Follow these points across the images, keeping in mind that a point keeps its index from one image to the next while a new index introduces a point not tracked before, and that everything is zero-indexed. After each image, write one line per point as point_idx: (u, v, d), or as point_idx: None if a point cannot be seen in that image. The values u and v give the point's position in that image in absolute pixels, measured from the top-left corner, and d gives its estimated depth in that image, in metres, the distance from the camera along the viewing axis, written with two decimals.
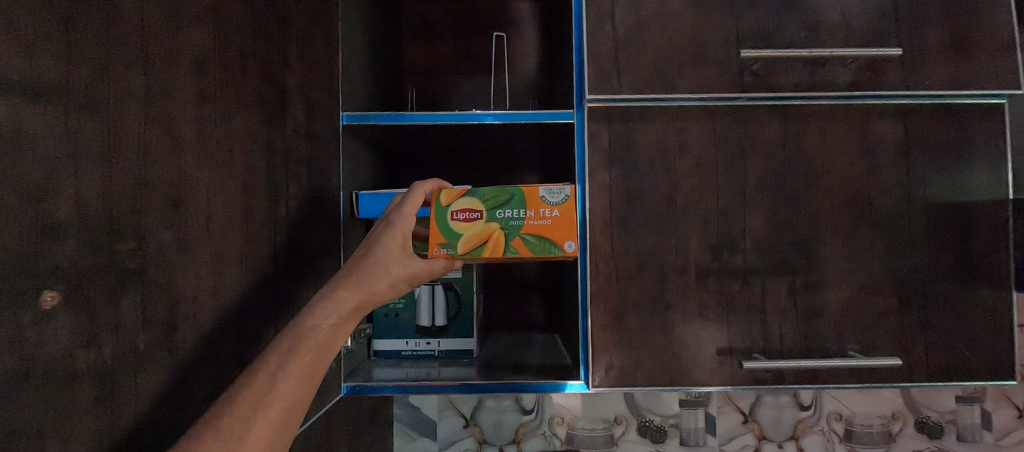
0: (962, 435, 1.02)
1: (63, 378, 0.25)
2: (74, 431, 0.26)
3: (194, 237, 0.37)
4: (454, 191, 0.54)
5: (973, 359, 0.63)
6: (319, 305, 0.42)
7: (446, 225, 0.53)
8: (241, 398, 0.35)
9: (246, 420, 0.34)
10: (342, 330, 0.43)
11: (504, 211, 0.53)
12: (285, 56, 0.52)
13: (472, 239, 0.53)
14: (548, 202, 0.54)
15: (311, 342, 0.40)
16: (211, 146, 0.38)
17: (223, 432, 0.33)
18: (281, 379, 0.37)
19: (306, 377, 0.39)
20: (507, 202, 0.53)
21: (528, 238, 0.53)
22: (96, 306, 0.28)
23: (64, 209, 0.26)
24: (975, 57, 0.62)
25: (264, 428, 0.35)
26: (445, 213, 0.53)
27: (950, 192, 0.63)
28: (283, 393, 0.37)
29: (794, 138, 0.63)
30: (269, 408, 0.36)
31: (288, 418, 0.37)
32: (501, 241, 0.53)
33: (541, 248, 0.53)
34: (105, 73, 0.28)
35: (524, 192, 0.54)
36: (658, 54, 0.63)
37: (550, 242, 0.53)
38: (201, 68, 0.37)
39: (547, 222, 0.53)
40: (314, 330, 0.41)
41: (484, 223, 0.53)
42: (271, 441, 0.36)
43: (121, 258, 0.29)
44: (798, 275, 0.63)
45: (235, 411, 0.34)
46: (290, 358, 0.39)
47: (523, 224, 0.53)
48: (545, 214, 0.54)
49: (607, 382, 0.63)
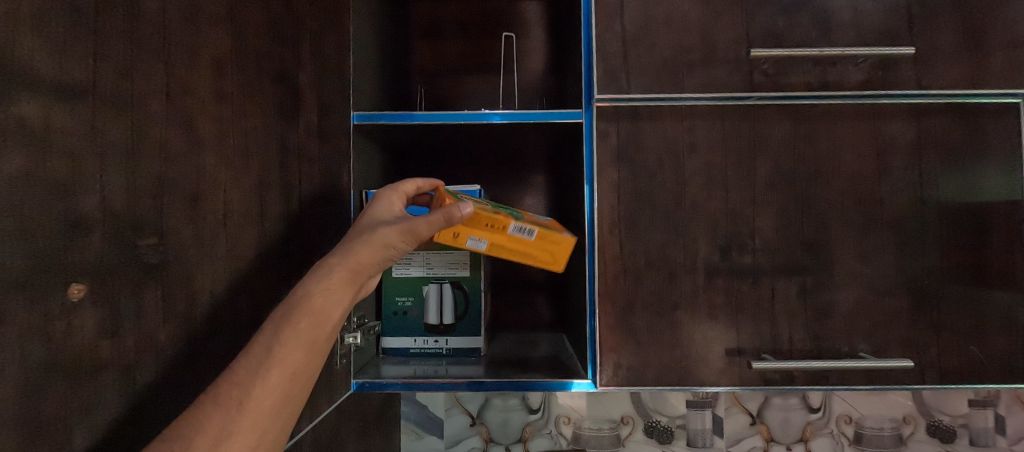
0: (975, 439, 1.00)
1: (88, 367, 0.26)
2: (98, 421, 0.27)
3: (212, 233, 0.37)
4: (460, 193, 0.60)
5: (987, 361, 0.62)
6: (313, 272, 0.41)
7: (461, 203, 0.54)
8: (239, 365, 0.35)
9: (245, 387, 0.34)
10: (339, 295, 0.41)
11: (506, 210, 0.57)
12: (299, 56, 0.53)
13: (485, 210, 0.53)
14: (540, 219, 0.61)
15: (307, 308, 0.39)
16: (228, 144, 0.39)
17: (223, 397, 0.33)
18: (277, 346, 0.36)
19: (305, 343, 0.38)
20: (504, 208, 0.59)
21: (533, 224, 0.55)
22: (120, 299, 0.28)
23: (91, 204, 0.26)
24: (989, 56, 0.62)
25: (263, 393, 0.34)
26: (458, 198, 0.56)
27: (964, 193, 0.62)
28: (281, 359, 0.36)
29: (804, 138, 0.63)
30: (267, 372, 0.35)
31: (289, 386, 0.36)
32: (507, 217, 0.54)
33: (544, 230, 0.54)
34: (129, 73, 0.29)
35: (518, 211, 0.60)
36: (668, 54, 0.63)
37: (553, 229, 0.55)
38: (219, 67, 0.38)
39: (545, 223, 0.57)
40: (308, 295, 0.39)
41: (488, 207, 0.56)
42: (273, 409, 0.35)
43: (144, 253, 0.30)
44: (808, 276, 0.63)
45: (233, 378, 0.34)
46: (286, 326, 0.37)
47: (523, 217, 0.57)
48: (537, 221, 0.58)
49: (615, 382, 0.63)
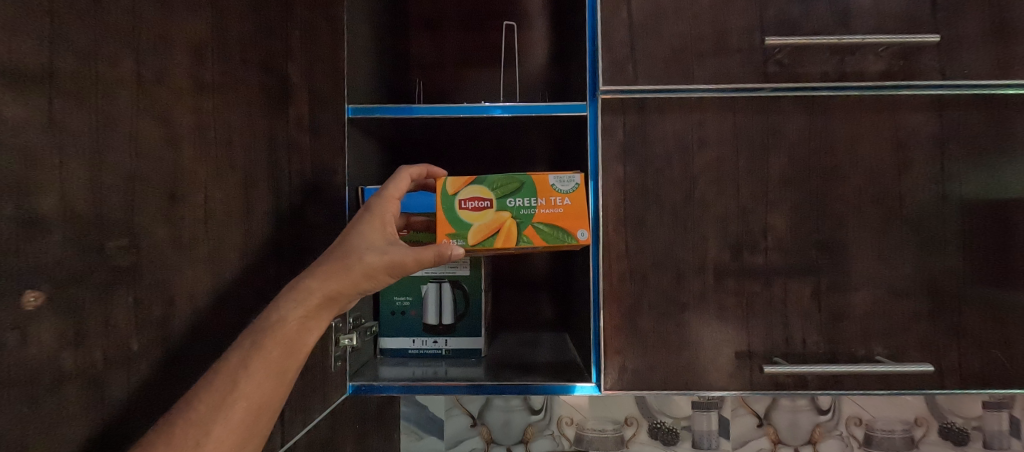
0: (989, 442, 0.98)
1: (47, 382, 0.24)
2: (59, 440, 0.24)
3: (191, 233, 0.35)
4: (461, 180, 0.56)
5: (1010, 365, 0.59)
6: (286, 298, 0.41)
7: (453, 214, 0.55)
8: (199, 401, 0.32)
9: (206, 425, 0.32)
10: (312, 324, 0.42)
11: (514, 200, 0.56)
12: (289, 44, 0.50)
13: (482, 229, 0.55)
14: (559, 190, 0.56)
15: (278, 337, 0.39)
16: (210, 138, 0.37)
17: (179, 438, 0.30)
18: (245, 378, 0.35)
19: (272, 374, 0.38)
20: (517, 191, 0.56)
21: (540, 227, 0.55)
22: (84, 305, 0.26)
23: (48, 203, 0.24)
24: (1016, 44, 0.58)
25: (226, 431, 0.33)
26: (452, 201, 0.56)
27: (989, 189, 0.59)
28: (248, 392, 0.35)
29: (820, 131, 0.60)
30: (231, 408, 0.34)
31: (254, 419, 0.36)
32: (512, 230, 0.55)
33: (553, 235, 0.55)
34: (93, 59, 0.26)
35: (534, 181, 0.56)
36: (677, 43, 0.60)
37: (562, 230, 0.55)
38: (198, 55, 0.35)
39: (559, 210, 0.56)
40: (281, 323, 0.39)
41: (494, 211, 0.55)
42: (235, 445, 0.34)
43: (112, 256, 0.28)
44: (823, 276, 0.60)
45: (191, 415, 0.31)
46: (255, 356, 0.37)
47: (535, 212, 0.55)
48: (557, 202, 0.56)
49: (620, 386, 0.60)
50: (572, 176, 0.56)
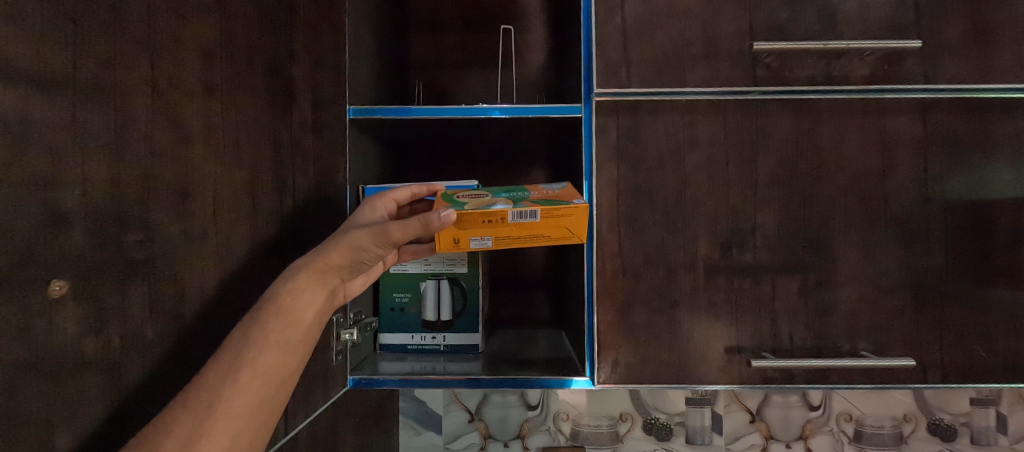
0: (976, 438, 1.00)
1: (70, 366, 0.26)
2: (80, 421, 0.26)
3: (201, 227, 0.37)
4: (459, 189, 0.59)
5: (990, 360, 0.61)
6: (281, 276, 0.42)
7: (452, 200, 0.55)
8: (208, 368, 0.34)
9: (216, 387, 0.33)
10: (310, 298, 0.42)
11: (509, 193, 0.56)
12: (292, 47, 0.52)
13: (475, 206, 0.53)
14: (549, 190, 0.57)
15: (275, 309, 0.39)
16: (218, 138, 0.39)
17: (193, 399, 0.32)
18: (247, 347, 0.36)
19: (275, 344, 0.38)
20: (510, 189, 0.57)
21: (534, 201, 0.53)
22: (103, 296, 0.28)
23: (71, 198, 0.26)
24: (997, 50, 0.60)
25: (235, 394, 0.34)
26: (450, 195, 0.56)
27: (970, 189, 0.61)
28: (252, 360, 0.36)
29: (807, 133, 0.62)
30: (237, 374, 0.35)
31: (262, 388, 0.36)
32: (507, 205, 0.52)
33: (548, 203, 0.51)
34: (111, 62, 0.28)
35: (527, 188, 0.58)
36: (669, 47, 0.62)
37: (560, 200, 0.52)
38: (207, 58, 0.37)
39: (550, 195, 0.55)
40: (279, 297, 0.40)
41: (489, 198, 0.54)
42: (246, 411, 0.34)
43: (129, 249, 0.29)
44: (809, 274, 0.62)
45: (202, 381, 0.33)
46: (255, 327, 0.37)
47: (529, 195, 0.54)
48: (547, 192, 0.56)
49: (613, 379, 0.62)
50: (561, 180, 0.58)
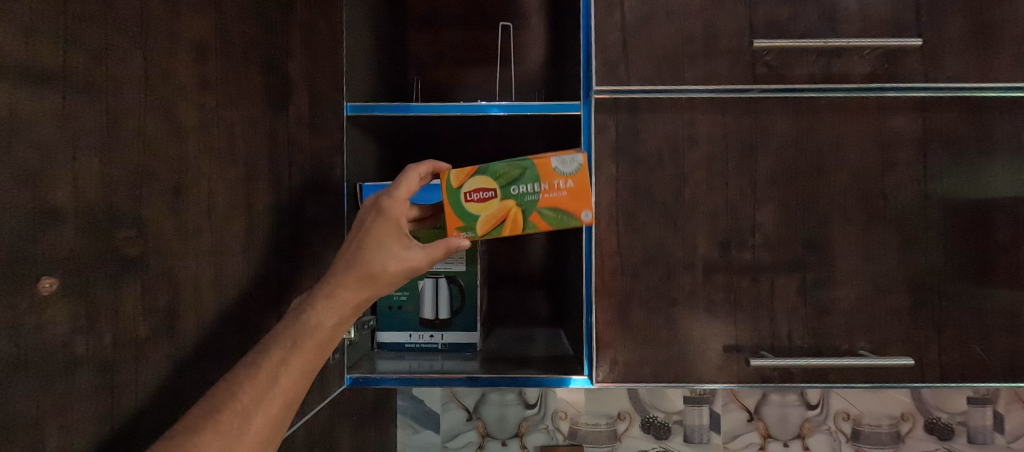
0: (972, 436, 1.00)
1: (62, 364, 0.25)
2: (72, 421, 0.26)
3: (196, 225, 0.36)
4: (463, 172, 0.55)
5: (988, 359, 0.61)
6: (323, 301, 0.41)
7: (461, 207, 0.55)
8: (243, 392, 0.34)
9: (247, 416, 0.34)
10: (344, 329, 0.43)
11: (517, 187, 0.54)
12: (288, 43, 0.51)
13: (489, 218, 0.55)
14: (562, 173, 0.54)
15: (314, 339, 0.40)
16: (213, 135, 0.38)
17: (224, 425, 0.33)
18: (283, 376, 0.37)
19: (304, 372, 0.39)
20: (519, 177, 0.54)
21: (545, 212, 0.54)
22: (96, 293, 0.27)
23: (62, 194, 0.25)
24: (997, 48, 0.60)
25: (263, 425, 0.35)
26: (458, 195, 0.55)
27: (969, 189, 0.61)
28: (283, 389, 0.37)
29: (806, 132, 0.62)
30: (268, 403, 0.35)
31: (285, 413, 0.37)
32: (518, 218, 0.54)
33: (557, 220, 0.54)
34: (103, 57, 0.28)
35: (536, 165, 0.54)
36: (668, 44, 0.61)
37: (568, 213, 0.55)
38: (202, 53, 0.37)
39: (562, 194, 0.54)
40: (318, 328, 0.40)
41: (499, 201, 0.54)
42: (268, 438, 0.36)
43: (122, 247, 0.29)
44: (808, 273, 0.62)
45: (236, 405, 0.34)
46: (293, 356, 0.38)
47: (538, 198, 0.54)
48: (560, 185, 0.55)
49: (611, 378, 0.62)
50: (575, 156, 0.54)
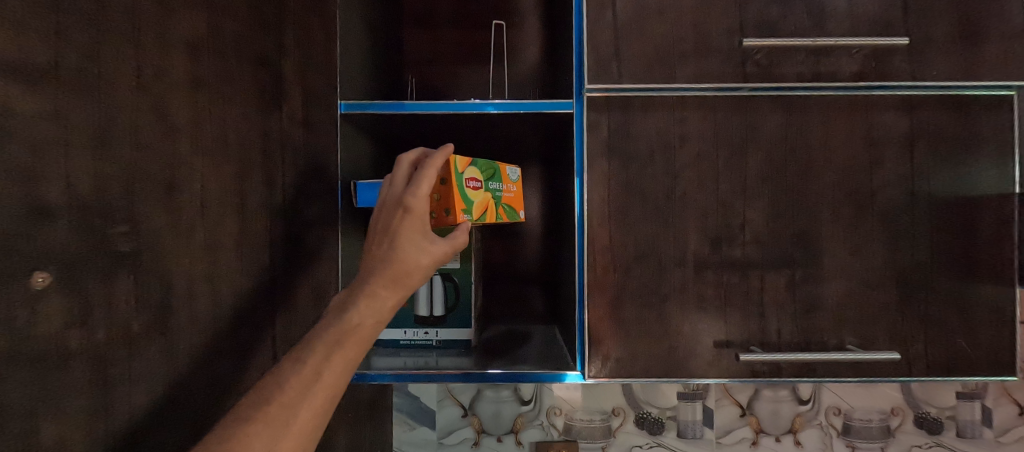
0: (961, 430, 1.01)
1: (55, 357, 0.26)
2: (66, 414, 0.26)
3: (188, 221, 0.37)
4: (462, 159, 0.55)
5: (973, 354, 0.62)
6: (363, 299, 0.42)
7: (463, 192, 0.54)
8: (288, 385, 0.35)
9: (293, 408, 0.34)
10: (382, 325, 0.43)
11: (492, 183, 0.59)
12: (281, 41, 0.52)
13: (478, 207, 0.56)
14: (509, 178, 0.63)
15: (355, 336, 0.40)
16: (206, 132, 0.39)
17: (272, 416, 0.33)
18: (326, 370, 0.37)
19: (347, 368, 0.39)
20: (492, 176, 0.59)
21: (504, 208, 0.61)
22: (88, 287, 0.28)
23: (55, 191, 0.25)
24: (983, 48, 0.61)
25: (309, 416, 0.35)
26: (462, 179, 0.54)
27: (955, 186, 0.62)
28: (327, 383, 0.37)
29: (796, 130, 0.63)
30: (313, 396, 0.35)
31: (329, 408, 0.37)
32: (492, 210, 0.59)
33: (510, 214, 0.62)
34: (95, 55, 0.28)
35: (499, 168, 0.61)
36: (660, 43, 0.62)
37: (513, 210, 0.63)
38: (194, 52, 0.37)
39: (511, 194, 0.63)
40: (359, 326, 0.40)
41: (483, 192, 0.57)
42: (313, 432, 0.35)
43: (114, 242, 0.29)
44: (797, 269, 0.62)
45: (282, 398, 0.34)
46: (335, 352, 0.38)
47: (502, 195, 0.61)
48: (509, 188, 0.63)
49: (604, 373, 0.63)
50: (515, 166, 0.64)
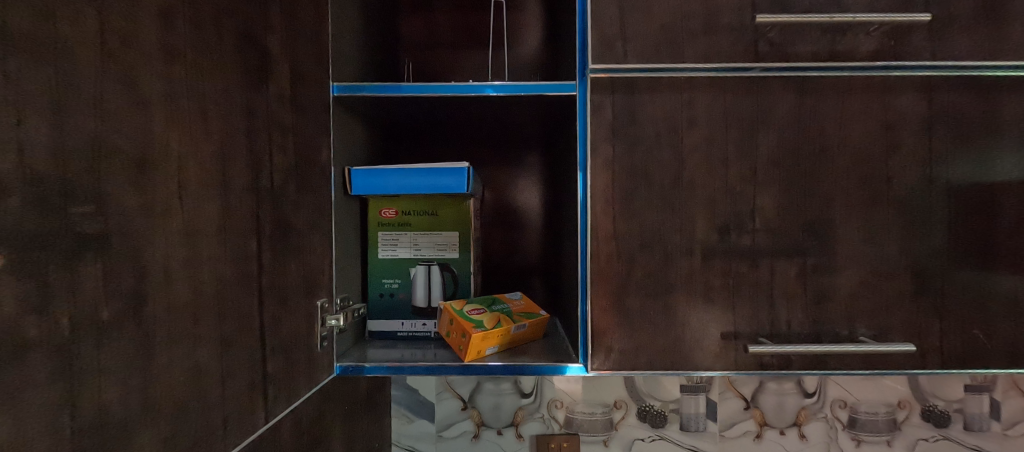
0: (969, 424, 1.00)
1: (10, 347, 0.23)
2: (23, 408, 0.24)
3: (164, 203, 0.34)
4: (458, 302, 0.73)
5: (990, 346, 0.60)
6: None
7: (467, 316, 0.70)
8: None
9: None
10: None
11: (496, 305, 0.75)
12: (267, 16, 0.49)
13: (490, 320, 0.70)
14: (513, 298, 0.80)
15: None
16: (183, 109, 0.36)
17: None
18: None
19: None
20: (493, 302, 0.76)
21: (519, 314, 0.75)
22: (48, 271, 0.25)
23: (6, 163, 0.23)
24: (1006, 26, 0.58)
25: None
26: (462, 311, 0.71)
27: (975, 171, 0.59)
28: None
29: (809, 112, 0.60)
30: None
31: None
32: (508, 319, 0.72)
33: (528, 316, 0.76)
34: (51, 15, 0.25)
35: (497, 296, 0.79)
36: (667, 20, 0.59)
37: (533, 314, 0.77)
38: (168, 20, 0.34)
39: (520, 305, 0.78)
40: None
41: (490, 312, 0.72)
42: None
43: (78, 223, 0.27)
44: (808, 258, 0.60)
45: None
46: None
47: (511, 309, 0.76)
48: (517, 303, 0.78)
49: (607, 366, 0.61)
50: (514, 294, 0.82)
